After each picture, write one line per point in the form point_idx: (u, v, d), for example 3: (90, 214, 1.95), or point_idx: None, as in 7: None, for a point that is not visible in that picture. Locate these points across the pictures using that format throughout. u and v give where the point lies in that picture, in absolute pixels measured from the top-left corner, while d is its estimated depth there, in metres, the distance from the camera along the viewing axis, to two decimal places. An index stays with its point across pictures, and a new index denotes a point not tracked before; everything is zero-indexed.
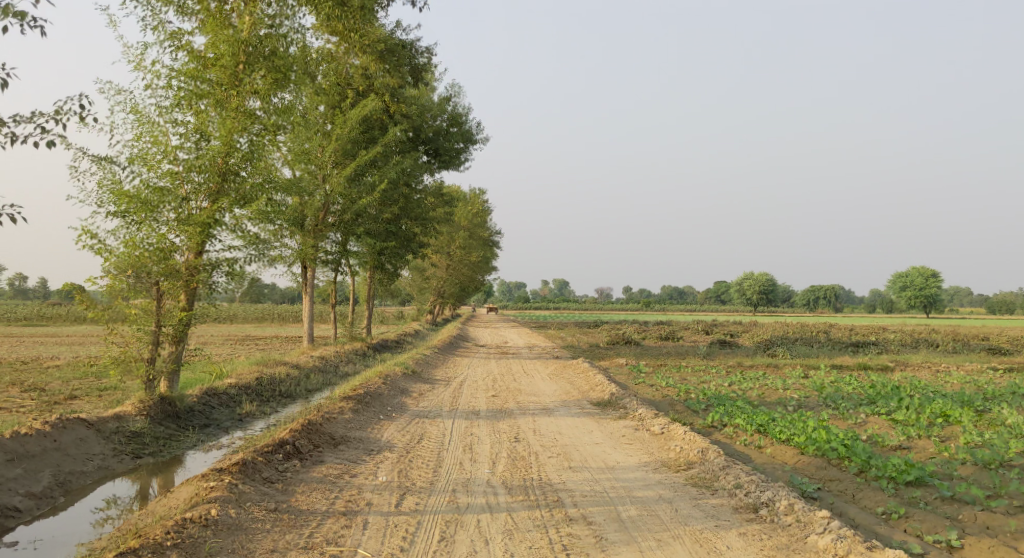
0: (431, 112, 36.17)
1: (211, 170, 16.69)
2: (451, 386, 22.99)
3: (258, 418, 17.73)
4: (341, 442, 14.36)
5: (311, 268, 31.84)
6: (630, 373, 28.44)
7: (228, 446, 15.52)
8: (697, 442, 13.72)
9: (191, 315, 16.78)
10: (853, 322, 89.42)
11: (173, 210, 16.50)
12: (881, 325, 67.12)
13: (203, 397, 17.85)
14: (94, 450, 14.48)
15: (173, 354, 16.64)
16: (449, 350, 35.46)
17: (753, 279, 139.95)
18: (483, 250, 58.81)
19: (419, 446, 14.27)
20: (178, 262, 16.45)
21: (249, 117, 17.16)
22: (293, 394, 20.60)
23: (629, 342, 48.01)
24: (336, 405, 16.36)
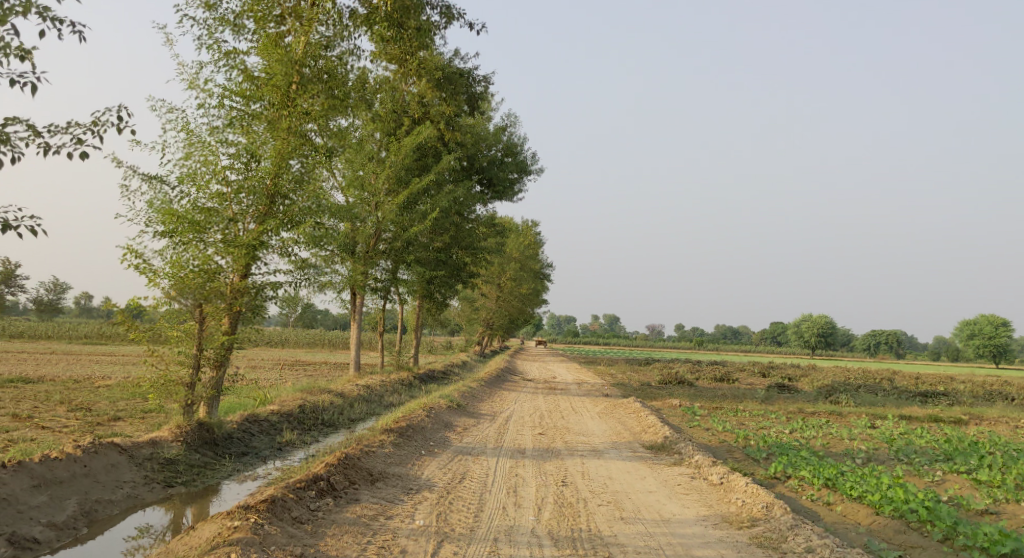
0: (486, 141, 35.78)
1: (261, 192, 16.29)
2: (497, 421, 22.26)
3: (296, 447, 17.18)
4: (379, 479, 13.70)
5: (360, 294, 31.41)
6: (684, 415, 27.46)
7: (263, 477, 14.99)
8: (761, 496, 12.75)
9: (233, 339, 16.34)
10: (917, 370, 86.96)
11: (220, 232, 16.07)
12: (945, 374, 64.84)
13: (244, 423, 17.34)
14: (125, 477, 14.05)
15: (212, 380, 16.20)
16: (497, 384, 34.79)
17: (811, 321, 137.34)
18: (533, 282, 58.19)
19: (460, 487, 13.54)
20: (222, 285, 16.01)
21: (302, 139, 16.70)
22: (335, 423, 20.02)
23: (683, 382, 46.86)
24: (376, 438, 15.72)
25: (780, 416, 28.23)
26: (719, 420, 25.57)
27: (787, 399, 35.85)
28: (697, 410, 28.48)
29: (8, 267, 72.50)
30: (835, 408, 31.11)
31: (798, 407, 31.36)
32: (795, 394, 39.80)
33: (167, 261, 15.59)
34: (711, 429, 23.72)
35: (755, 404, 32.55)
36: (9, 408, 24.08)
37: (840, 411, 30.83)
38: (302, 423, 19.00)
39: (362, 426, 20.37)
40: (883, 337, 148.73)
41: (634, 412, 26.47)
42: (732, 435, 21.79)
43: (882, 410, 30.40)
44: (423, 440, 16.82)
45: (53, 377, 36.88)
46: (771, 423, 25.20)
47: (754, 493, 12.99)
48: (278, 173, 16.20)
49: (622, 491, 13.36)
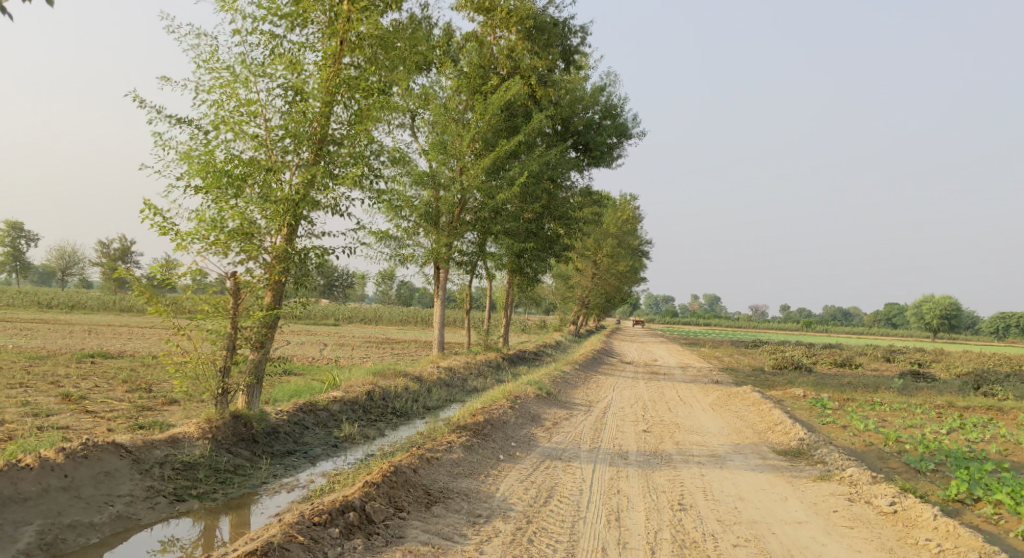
0: (582, 102, 32.50)
1: (310, 136, 13.79)
2: (595, 414, 19.20)
3: (356, 443, 14.45)
4: (435, 502, 11.20)
5: (444, 268, 28.75)
6: (812, 410, 24.01)
7: (301, 488, 12.51)
8: (966, 541, 10.09)
9: (276, 314, 13.93)
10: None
11: (258, 187, 13.52)
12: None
13: (297, 412, 14.72)
14: (121, 489, 11.76)
15: (252, 363, 13.81)
16: (594, 367, 31.87)
17: (930, 303, 129.79)
18: (632, 259, 54.73)
19: (541, 516, 10.91)
20: (257, 250, 13.38)
21: (351, 88, 14.06)
22: (409, 411, 17.13)
23: (800, 368, 43.01)
24: (445, 437, 12.96)
25: (925, 413, 24.49)
26: (855, 419, 22.06)
27: (924, 390, 31.94)
28: (827, 404, 25.01)
29: (120, 242, 72.81)
30: (987, 405, 27.21)
31: (943, 403, 27.55)
32: (932, 385, 35.70)
33: (193, 221, 13.04)
34: (850, 431, 20.28)
35: (890, 397, 28.82)
36: (65, 387, 22.04)
37: (994, 407, 26.87)
38: (370, 410, 16.27)
39: (442, 414, 17.53)
40: (1008, 320, 139.87)
41: (754, 405, 23.12)
42: (879, 442, 18.36)
43: None
44: (505, 440, 13.90)
45: (135, 352, 35.25)
46: (920, 423, 21.61)
47: (954, 542, 10.20)
48: (328, 111, 13.71)
49: (762, 522, 10.73)
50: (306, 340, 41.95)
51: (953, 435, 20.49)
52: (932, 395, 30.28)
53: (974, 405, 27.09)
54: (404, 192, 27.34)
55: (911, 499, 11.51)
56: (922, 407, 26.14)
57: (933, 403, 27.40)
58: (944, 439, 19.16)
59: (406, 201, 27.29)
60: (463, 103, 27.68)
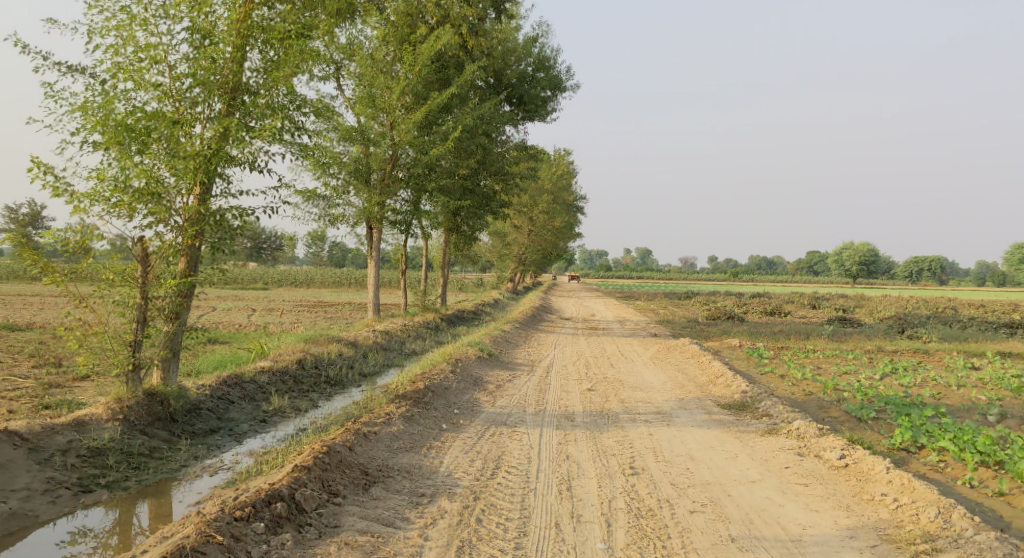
0: (515, 53, 31.84)
1: (223, 87, 13.45)
2: (537, 374, 18.87)
3: (286, 417, 13.89)
4: (373, 483, 11.01)
5: (377, 227, 28.00)
6: (749, 360, 24.10)
7: (225, 471, 12.02)
8: (922, 496, 10.41)
9: (191, 281, 13.37)
10: (970, 299, 83.17)
11: (164, 142, 12.92)
12: (1006, 306, 61.53)
13: (221, 387, 14.13)
14: (18, 483, 11.11)
15: (166, 336, 13.18)
16: (532, 325, 31.60)
17: (854, 250, 132.83)
18: (567, 215, 54.39)
19: (489, 491, 10.82)
20: (163, 210, 12.82)
21: (260, 30, 13.71)
22: (345, 380, 16.55)
23: (734, 317, 43.47)
24: (382, 411, 12.63)
25: (858, 358, 24.78)
26: (793, 368, 22.16)
27: (855, 336, 32.44)
28: (764, 353, 25.13)
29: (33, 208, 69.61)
30: (916, 348, 27.73)
31: (874, 347, 27.99)
32: (862, 330, 36.38)
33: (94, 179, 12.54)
34: (788, 380, 20.32)
35: (823, 344, 29.16)
36: None
37: (923, 350, 27.39)
38: (302, 379, 15.67)
39: (379, 380, 17.00)
40: (927, 264, 144.30)
41: (694, 357, 23.09)
42: (818, 390, 18.40)
43: (974, 348, 27.10)
44: (446, 409, 13.44)
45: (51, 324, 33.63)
46: (855, 369, 21.81)
47: (910, 495, 10.51)
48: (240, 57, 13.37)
49: (717, 484, 10.95)
50: (235, 306, 40.72)
51: (887, 379, 20.69)
52: (862, 340, 30.77)
53: (904, 349, 27.60)
54: (331, 149, 26.46)
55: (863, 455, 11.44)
56: (855, 352, 26.48)
57: (864, 348, 27.80)
58: (880, 384, 19.32)
59: (333, 158, 26.42)
60: (389, 55, 26.80)
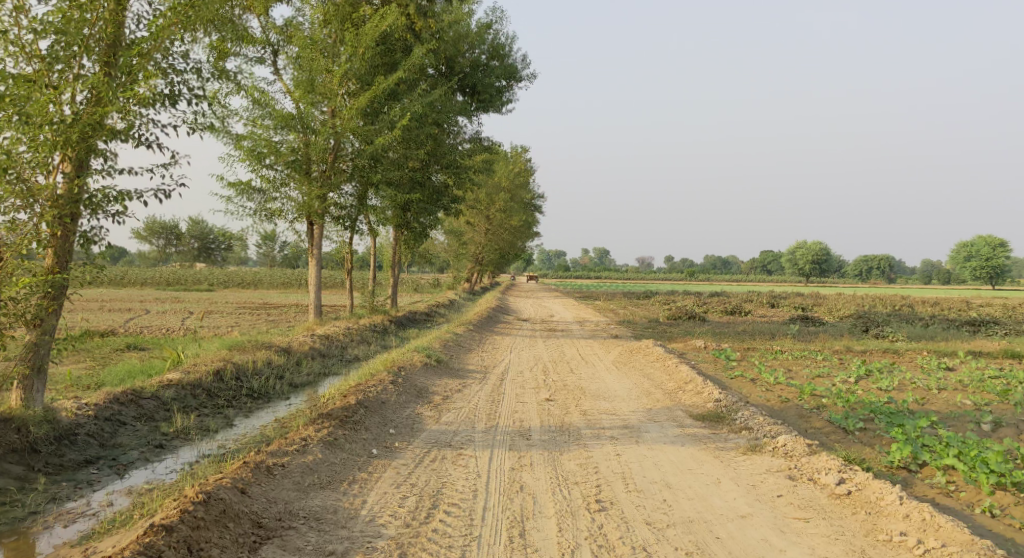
0: (468, 41, 30.20)
1: (97, 41, 12.16)
2: (490, 382, 17.16)
3: (188, 441, 12.02)
4: (268, 536, 9.51)
5: (318, 223, 26.02)
6: (717, 363, 22.62)
7: (92, 516, 10.20)
8: (952, 541, 9.18)
9: (59, 277, 11.63)
10: (922, 296, 83.35)
11: (19, 110, 11.39)
12: (956, 304, 61.61)
13: (111, 404, 12.28)
14: None
15: (30, 348, 11.53)
16: (487, 326, 29.93)
17: (808, 248, 133.10)
18: (524, 213, 52.73)
19: (418, 543, 9.35)
20: (15, 192, 11.33)
21: None
22: (270, 393, 14.68)
23: (695, 317, 42.17)
24: (296, 438, 11.13)
25: (830, 360, 23.45)
26: (763, 371, 20.70)
27: (821, 336, 31.16)
28: (731, 355, 23.66)
29: None
30: (885, 347, 26.51)
31: (842, 347, 26.72)
32: (826, 329, 35.29)
33: None
34: (758, 384, 18.82)
35: (790, 344, 27.81)
36: None
37: (893, 349, 26.15)
38: (216, 393, 13.75)
39: (312, 392, 15.15)
40: (878, 262, 145.45)
41: (659, 361, 21.56)
42: (793, 395, 16.94)
43: (949, 348, 26.02)
44: (379, 431, 11.97)
45: None
46: (828, 371, 20.40)
47: (934, 536, 9.28)
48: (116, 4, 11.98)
49: (701, 523, 9.57)
50: (172, 309, 38.31)
51: (864, 382, 19.26)
52: (829, 340, 29.50)
53: (875, 348, 26.42)
54: (268, 137, 24.54)
55: (871, 485, 10.12)
56: (825, 353, 25.12)
57: (833, 348, 26.52)
58: (858, 388, 17.88)
59: (268, 147, 24.50)
60: (330, 36, 25.01)
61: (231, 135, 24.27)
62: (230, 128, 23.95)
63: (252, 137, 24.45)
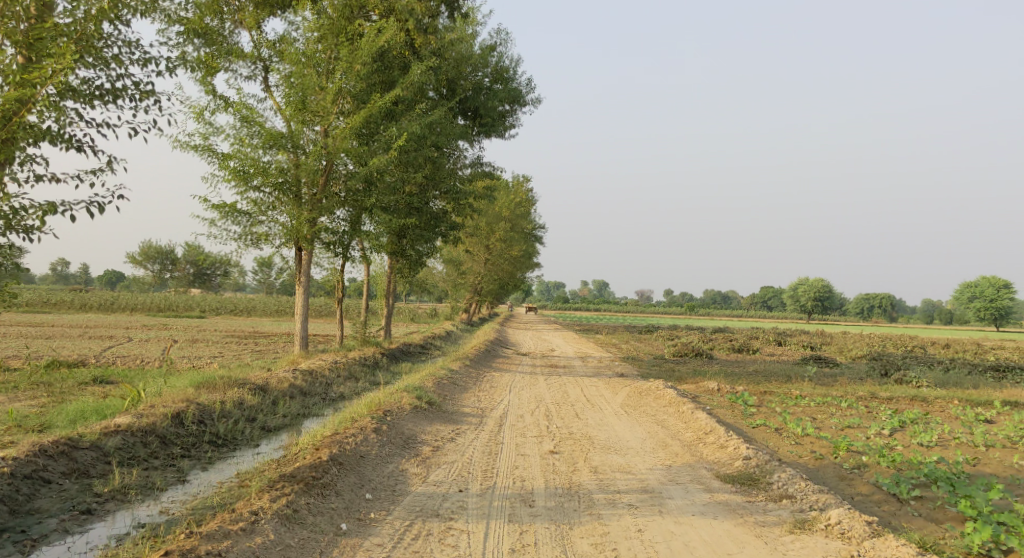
0: (471, 63, 28.67)
1: None
2: (486, 428, 15.34)
3: (124, 505, 10.69)
4: None
5: (307, 249, 24.33)
6: (735, 409, 20.93)
7: None
8: None
9: None
10: (927, 337, 81.69)
11: None
12: (965, 347, 60.04)
13: (31, 459, 10.90)
14: None
15: None
16: (486, 361, 28.25)
17: (809, 284, 131.54)
18: (525, 244, 51.13)
19: None
20: None
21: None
22: (235, 440, 12.96)
23: (702, 354, 40.42)
24: (243, 511, 10.06)
25: (856, 408, 21.76)
26: (787, 419, 19.01)
27: (840, 380, 29.45)
28: (748, 399, 21.95)
29: None
30: (912, 396, 24.86)
31: (866, 394, 25.07)
32: (842, 371, 33.60)
33: None
34: (783, 435, 17.13)
35: (809, 388, 26.12)
36: None
37: (921, 398, 24.51)
38: (172, 440, 12.18)
39: (285, 440, 13.39)
40: (880, 301, 143.86)
41: (672, 406, 19.83)
42: (826, 449, 15.25)
43: (980, 398, 24.35)
44: (352, 498, 10.75)
45: None
46: (858, 421, 18.72)
47: None
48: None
49: None
50: (155, 337, 36.42)
51: (900, 436, 17.55)
52: (849, 385, 27.80)
53: (900, 396, 24.78)
54: (254, 156, 22.88)
55: None
56: (849, 400, 23.44)
57: (856, 395, 24.85)
58: (896, 443, 16.26)
59: (255, 167, 22.88)
60: (324, 51, 23.43)
61: (215, 154, 22.68)
62: (214, 146, 22.38)
63: (238, 157, 22.81)
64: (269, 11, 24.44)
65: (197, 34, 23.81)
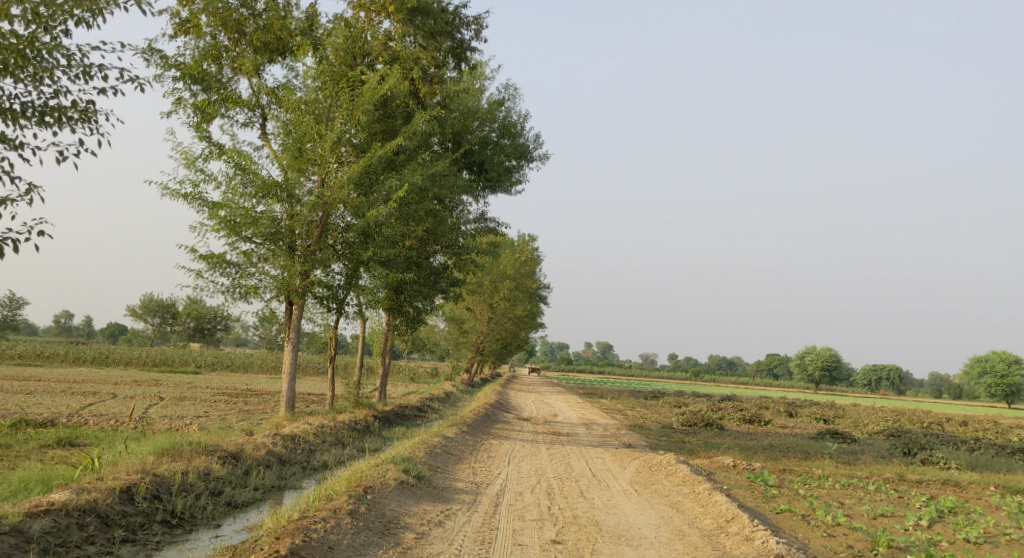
0: (477, 116, 27.55)
1: None
2: (480, 509, 13.79)
3: None
4: None
5: (298, 303, 22.91)
6: (753, 490, 19.38)
7: None
8: None
9: None
10: (935, 411, 79.88)
11: None
12: (977, 424, 58.36)
13: None
14: None
15: None
16: (485, 427, 26.68)
17: (815, 353, 129.70)
18: (529, 303, 49.69)
19: None
20: None
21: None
22: (191, 521, 12.10)
23: (711, 425, 38.74)
24: None
25: (885, 493, 20.19)
26: (814, 504, 17.48)
27: (862, 458, 27.82)
28: (768, 479, 20.38)
29: None
30: (942, 479, 23.33)
31: (893, 476, 23.53)
32: (860, 448, 31.94)
33: None
34: (811, 524, 15.61)
35: (830, 468, 24.48)
36: None
37: (952, 483, 22.97)
38: (115, 522, 11.51)
39: (247, 518, 12.44)
40: (888, 372, 141.66)
41: (686, 485, 18.25)
42: (863, 544, 13.77)
43: (1015, 484, 22.78)
44: None
45: None
46: (891, 508, 17.19)
47: None
48: None
49: None
50: (139, 393, 34.65)
51: (941, 529, 16.06)
52: (873, 464, 26.19)
53: (928, 479, 23.21)
54: (245, 206, 21.52)
55: None
56: (876, 482, 21.90)
57: (881, 476, 23.24)
58: (940, 539, 14.80)
59: (246, 219, 21.51)
60: (325, 99, 22.26)
61: (205, 202, 21.27)
62: (204, 195, 20.99)
63: (229, 206, 21.45)
64: (268, 54, 22.93)
65: (192, 78, 22.34)
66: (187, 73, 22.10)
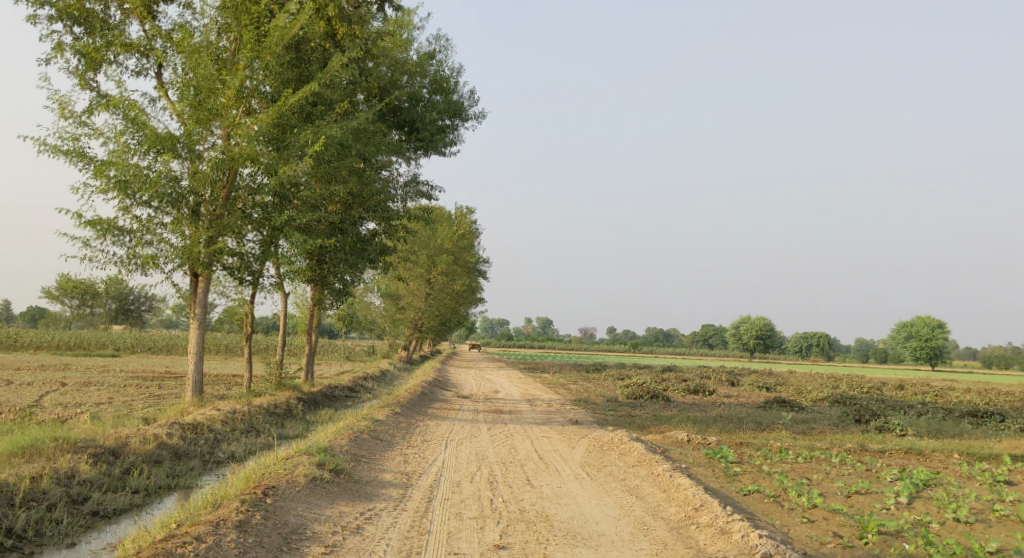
0: (405, 69, 25.15)
1: None
2: (411, 507, 12.10)
3: None
4: None
5: (205, 275, 20.43)
6: (714, 468, 17.58)
7: None
8: None
9: None
10: (868, 375, 80.24)
11: None
12: (913, 388, 58.09)
13: None
14: None
15: None
16: (420, 405, 24.53)
17: (750, 322, 130.15)
18: (467, 277, 47.55)
19: None
20: None
21: None
22: (30, 542, 10.97)
23: (657, 397, 37.12)
24: None
25: (854, 466, 18.52)
26: (783, 482, 15.70)
27: (818, 428, 26.28)
28: (728, 455, 18.57)
29: None
30: (905, 448, 21.84)
31: (854, 446, 21.98)
32: (813, 417, 30.47)
33: None
34: (785, 507, 13.83)
35: (789, 440, 22.83)
36: None
37: (917, 451, 21.45)
38: None
39: (101, 538, 11.23)
40: (819, 339, 143.09)
41: (642, 465, 16.33)
42: (849, 531, 12.13)
43: (984, 452, 21.36)
44: None
45: None
46: (868, 484, 15.46)
47: None
48: None
49: None
50: (41, 381, 31.75)
51: (925, 506, 14.37)
52: (829, 434, 24.63)
53: (893, 449, 21.69)
54: (134, 162, 18.94)
55: None
56: (840, 454, 20.25)
57: (844, 448, 21.63)
58: (931, 520, 13.05)
59: (136, 177, 18.93)
60: (228, 43, 19.85)
61: (89, 160, 18.67)
62: (88, 152, 18.42)
63: (118, 164, 18.84)
64: None
65: (74, 19, 19.64)
66: (66, 11, 19.36)
